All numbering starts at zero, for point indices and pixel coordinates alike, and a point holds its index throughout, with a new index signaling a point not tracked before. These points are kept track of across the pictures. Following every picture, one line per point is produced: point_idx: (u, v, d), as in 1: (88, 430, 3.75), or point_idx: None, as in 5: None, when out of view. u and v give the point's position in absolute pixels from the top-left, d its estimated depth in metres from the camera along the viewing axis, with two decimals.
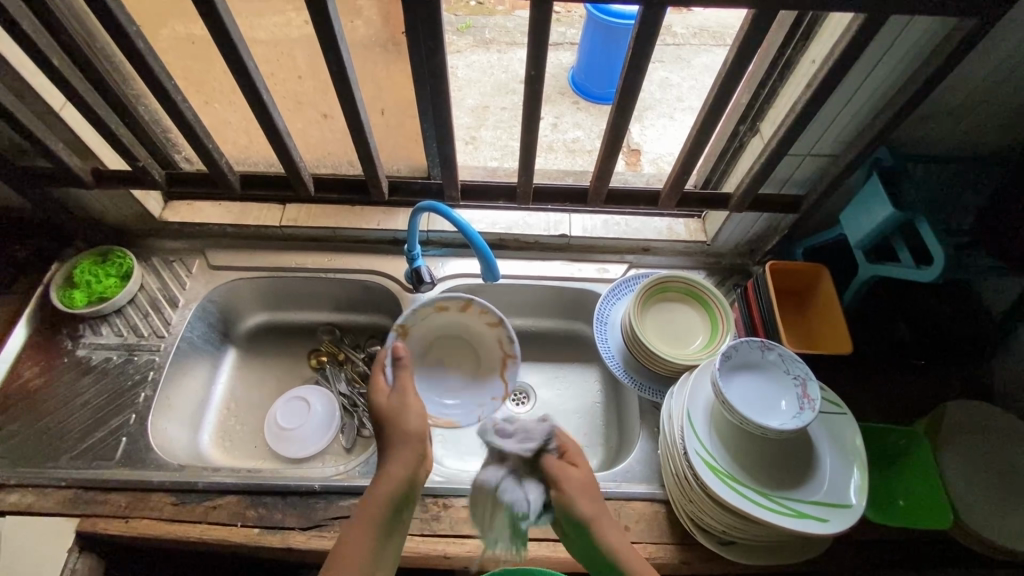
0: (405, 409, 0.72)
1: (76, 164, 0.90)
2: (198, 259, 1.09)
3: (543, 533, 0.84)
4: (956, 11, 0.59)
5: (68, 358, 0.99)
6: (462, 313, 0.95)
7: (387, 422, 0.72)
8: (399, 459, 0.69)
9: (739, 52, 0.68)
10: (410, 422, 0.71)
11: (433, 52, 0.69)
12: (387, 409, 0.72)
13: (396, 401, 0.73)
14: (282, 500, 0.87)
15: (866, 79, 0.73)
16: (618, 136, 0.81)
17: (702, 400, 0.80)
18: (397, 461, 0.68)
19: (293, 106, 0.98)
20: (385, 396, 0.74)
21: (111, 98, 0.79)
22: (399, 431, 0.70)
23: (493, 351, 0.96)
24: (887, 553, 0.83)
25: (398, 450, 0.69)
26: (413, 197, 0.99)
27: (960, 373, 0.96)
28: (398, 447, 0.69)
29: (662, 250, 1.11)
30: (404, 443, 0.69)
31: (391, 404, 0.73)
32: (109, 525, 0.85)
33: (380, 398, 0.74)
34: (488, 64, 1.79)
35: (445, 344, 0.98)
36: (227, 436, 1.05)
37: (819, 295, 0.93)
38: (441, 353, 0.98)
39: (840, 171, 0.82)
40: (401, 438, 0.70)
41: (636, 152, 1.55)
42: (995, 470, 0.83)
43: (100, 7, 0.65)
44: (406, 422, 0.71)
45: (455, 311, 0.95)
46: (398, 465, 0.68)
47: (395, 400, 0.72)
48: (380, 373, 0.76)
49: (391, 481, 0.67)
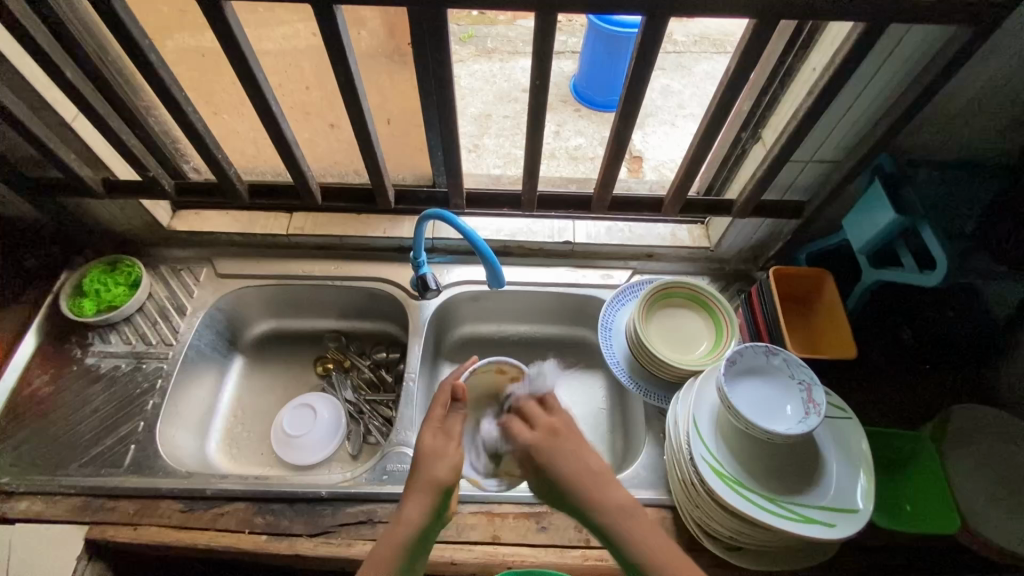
0: (441, 452, 0.63)
1: (87, 174, 0.91)
2: (206, 267, 1.10)
3: (550, 540, 0.84)
4: (954, 20, 0.60)
5: (77, 366, 1.00)
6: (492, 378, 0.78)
7: (420, 461, 0.63)
8: (420, 503, 0.59)
9: (742, 61, 0.69)
10: (441, 469, 0.62)
11: (440, 63, 0.70)
12: (425, 450, 0.63)
13: (439, 439, 0.64)
14: (290, 507, 0.87)
15: (867, 86, 0.74)
16: (621, 144, 0.81)
17: (708, 406, 0.81)
18: (414, 503, 0.59)
19: (300, 116, 0.99)
20: (431, 434, 0.65)
21: (124, 110, 0.80)
22: (427, 475, 0.61)
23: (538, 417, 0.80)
24: (895, 558, 0.83)
25: (422, 495, 0.60)
26: (418, 205, 1.00)
27: (964, 377, 0.96)
28: (424, 488, 0.60)
29: (666, 256, 1.12)
30: (432, 489, 0.60)
31: (432, 441, 0.64)
32: (118, 532, 0.85)
33: (425, 436, 0.65)
34: (491, 73, 1.81)
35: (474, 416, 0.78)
36: (235, 442, 1.06)
37: (824, 300, 0.94)
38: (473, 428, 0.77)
39: (842, 178, 0.83)
40: (426, 480, 0.61)
41: (638, 159, 1.56)
42: (1005, 478, 0.82)
43: (112, 22, 0.66)
44: (437, 469, 0.62)
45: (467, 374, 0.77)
46: (417, 510, 0.59)
47: (439, 446, 0.63)
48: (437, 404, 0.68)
49: (408, 526, 0.58)
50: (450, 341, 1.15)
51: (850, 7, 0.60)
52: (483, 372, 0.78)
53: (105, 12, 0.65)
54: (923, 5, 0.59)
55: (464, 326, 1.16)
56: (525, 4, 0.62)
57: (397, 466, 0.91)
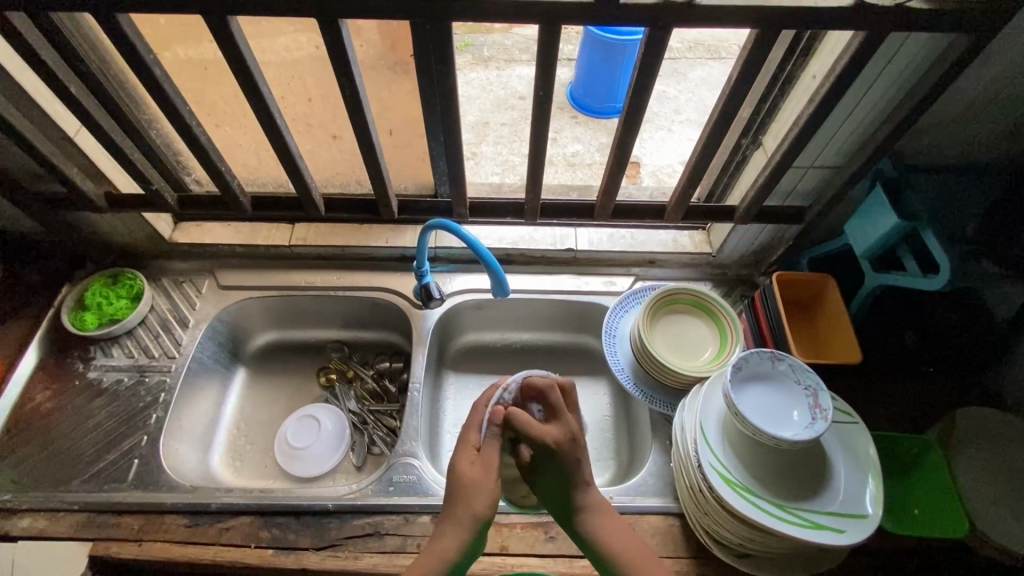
0: (477, 486, 0.64)
1: (89, 188, 0.91)
2: (208, 279, 1.10)
3: (557, 549, 0.84)
4: (954, 29, 0.61)
5: (79, 380, 0.99)
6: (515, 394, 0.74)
7: (458, 490, 0.64)
8: (456, 537, 0.62)
9: (744, 70, 0.69)
10: (478, 504, 0.63)
11: (444, 74, 0.70)
12: (463, 481, 0.64)
13: (478, 471, 0.65)
14: (296, 520, 0.87)
15: (867, 93, 0.74)
16: (624, 152, 0.82)
17: (714, 412, 0.81)
18: (449, 535, 0.63)
19: (303, 127, 1.00)
20: (468, 462, 0.66)
21: (126, 124, 0.80)
22: (464, 509, 0.63)
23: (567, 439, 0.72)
24: (903, 564, 0.83)
25: (459, 527, 0.62)
26: (421, 215, 1.00)
27: (968, 381, 0.96)
28: (462, 521, 0.63)
29: (668, 262, 1.12)
30: (471, 523, 0.63)
31: (473, 472, 0.65)
32: (122, 549, 0.85)
33: (463, 462, 0.66)
34: (488, 81, 1.82)
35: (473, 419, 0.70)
36: (238, 456, 1.05)
37: (827, 305, 0.94)
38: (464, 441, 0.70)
39: (843, 184, 0.84)
40: (466, 514, 0.63)
41: (636, 165, 1.57)
42: (1009, 477, 0.83)
43: (118, 39, 0.66)
44: (476, 503, 0.63)
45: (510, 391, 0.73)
46: (453, 543, 0.62)
47: (479, 480, 0.64)
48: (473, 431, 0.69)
49: (442, 556, 0.62)
50: (453, 350, 1.15)
51: (852, 15, 0.60)
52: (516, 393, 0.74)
53: (109, 27, 0.65)
54: (923, 13, 0.60)
55: (467, 334, 1.16)
56: (529, 16, 0.62)
57: (404, 477, 0.91)
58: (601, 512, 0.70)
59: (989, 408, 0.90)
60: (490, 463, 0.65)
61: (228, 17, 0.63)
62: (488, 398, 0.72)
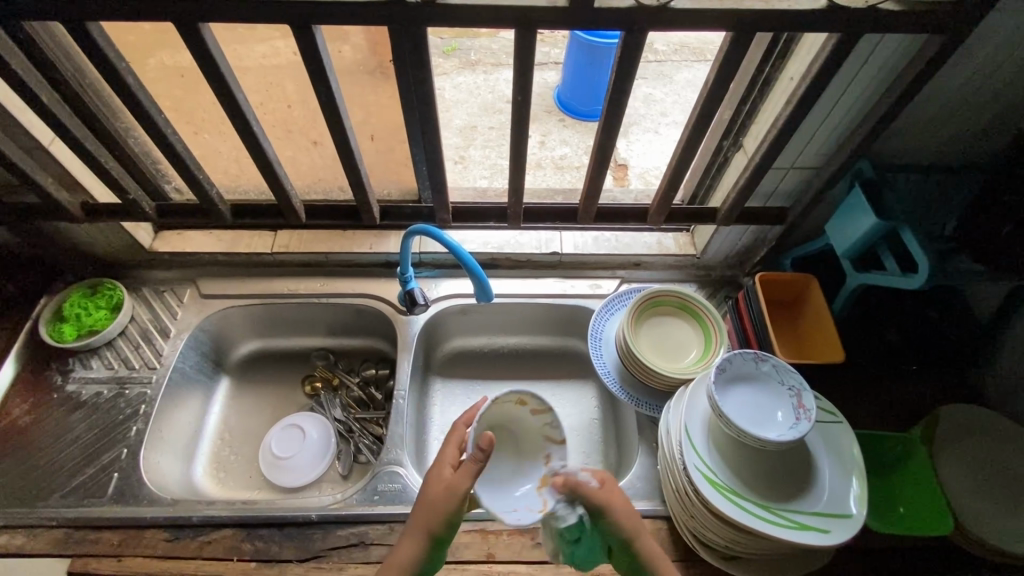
0: (437, 505, 0.64)
1: (65, 199, 0.89)
2: (189, 288, 1.08)
3: (544, 556, 0.83)
4: (926, 29, 0.61)
5: (58, 394, 0.98)
6: (524, 411, 0.70)
7: (424, 504, 0.65)
8: (410, 550, 0.65)
9: (721, 73, 0.69)
10: (434, 521, 0.64)
11: (421, 80, 0.69)
12: (427, 496, 0.65)
13: (442, 492, 0.64)
14: (279, 532, 0.85)
15: (845, 93, 0.75)
16: (605, 154, 0.81)
17: (699, 414, 0.80)
18: (405, 546, 0.65)
19: (283, 134, 1.00)
20: (437, 480, 0.65)
21: (101, 133, 0.79)
22: (421, 522, 0.65)
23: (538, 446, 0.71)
24: (891, 562, 0.83)
25: (416, 540, 0.65)
26: (403, 221, 0.99)
27: (952, 378, 0.97)
28: (417, 534, 0.65)
29: (653, 264, 1.12)
30: (424, 536, 0.64)
31: (439, 491, 0.64)
32: (102, 565, 0.83)
33: (432, 478, 0.66)
34: (475, 85, 1.82)
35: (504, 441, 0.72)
36: (222, 467, 1.03)
37: (809, 304, 0.94)
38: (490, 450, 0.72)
39: (823, 184, 0.84)
40: (421, 526, 0.65)
41: (624, 167, 1.58)
42: (995, 477, 0.84)
43: (88, 47, 0.65)
44: (433, 520, 0.64)
45: (526, 410, 0.70)
46: (408, 554, 0.65)
47: (440, 502, 0.64)
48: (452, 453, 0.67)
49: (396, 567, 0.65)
50: (439, 357, 1.14)
51: (826, 17, 0.61)
52: (502, 403, 0.69)
53: (79, 36, 0.64)
54: (895, 15, 0.60)
55: (453, 340, 1.15)
56: (504, 21, 0.62)
57: (388, 486, 0.90)
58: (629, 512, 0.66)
59: (981, 408, 0.90)
60: (456, 491, 0.63)
61: (200, 24, 0.62)
62: (469, 416, 0.70)
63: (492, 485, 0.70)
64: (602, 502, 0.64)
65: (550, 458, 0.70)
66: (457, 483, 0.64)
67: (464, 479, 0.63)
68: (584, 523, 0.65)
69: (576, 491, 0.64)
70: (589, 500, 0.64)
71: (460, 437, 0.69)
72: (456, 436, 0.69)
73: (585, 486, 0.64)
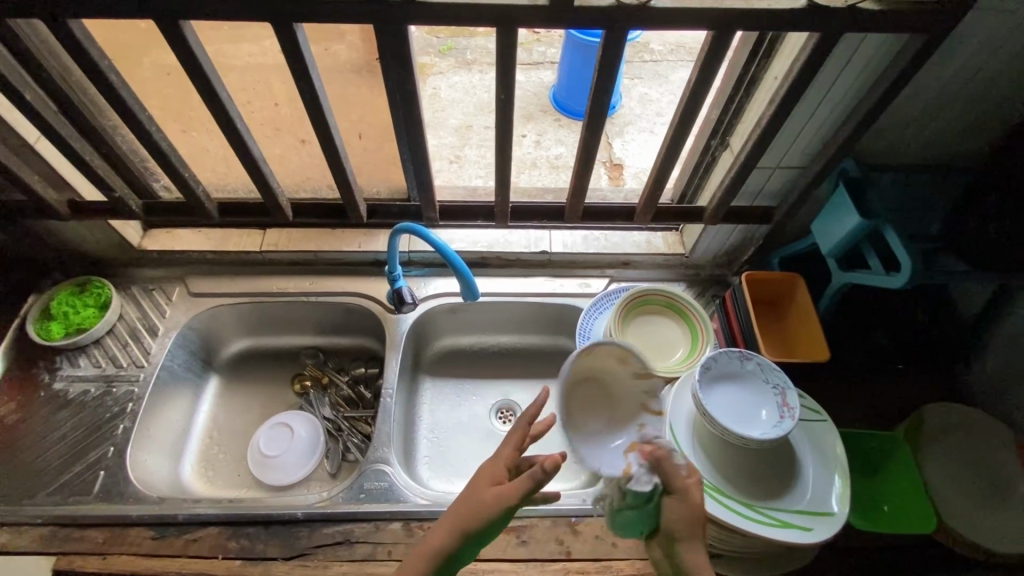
0: (482, 507, 0.61)
1: (51, 196, 0.89)
2: (178, 287, 1.08)
3: (529, 554, 0.83)
4: (904, 28, 0.62)
5: (45, 392, 0.98)
6: (623, 369, 0.78)
7: (468, 497, 0.63)
8: (441, 545, 0.62)
9: (702, 72, 0.70)
10: (475, 524, 0.61)
11: (403, 78, 0.70)
12: (474, 493, 0.63)
13: (490, 493, 0.62)
14: (265, 530, 0.85)
15: (827, 93, 0.75)
16: (590, 154, 0.82)
17: (684, 413, 0.80)
18: (437, 537, 0.62)
19: (271, 132, 1.00)
20: (489, 481, 0.64)
21: (86, 131, 0.79)
22: (460, 519, 0.62)
23: (635, 409, 0.77)
24: (873, 559, 0.83)
25: (449, 538, 0.62)
26: (391, 220, 0.99)
27: (937, 376, 0.97)
28: (452, 530, 0.62)
29: (642, 263, 1.12)
30: (459, 535, 0.62)
31: (489, 491, 0.62)
32: (87, 562, 0.83)
33: (484, 476, 0.65)
34: (471, 85, 1.82)
35: (603, 394, 0.78)
36: (210, 466, 1.03)
37: (796, 303, 0.95)
38: (582, 401, 0.77)
39: (808, 183, 0.84)
40: (459, 523, 0.62)
41: (618, 167, 1.59)
42: (980, 476, 0.84)
43: (69, 45, 0.65)
44: (475, 521, 0.61)
45: (627, 368, 0.77)
46: (437, 546, 0.62)
47: (486, 504, 0.61)
48: (512, 450, 0.66)
49: (422, 558, 0.62)
50: (428, 355, 1.14)
51: (804, 17, 0.61)
52: (605, 357, 0.77)
53: (60, 33, 0.64)
54: (873, 14, 0.60)
55: (442, 339, 1.15)
56: (484, 20, 0.62)
57: (375, 484, 0.90)
58: (689, 515, 0.61)
59: (972, 408, 0.90)
60: (505, 502, 0.61)
61: (181, 22, 0.62)
62: (530, 412, 0.67)
63: (587, 432, 0.76)
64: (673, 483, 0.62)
65: (644, 425, 0.76)
66: (508, 493, 0.61)
67: (513, 490, 0.60)
68: (655, 496, 0.63)
69: (661, 462, 0.62)
70: (667, 476, 0.62)
71: (520, 437, 0.66)
72: (516, 435, 0.66)
73: (661, 461, 0.62)
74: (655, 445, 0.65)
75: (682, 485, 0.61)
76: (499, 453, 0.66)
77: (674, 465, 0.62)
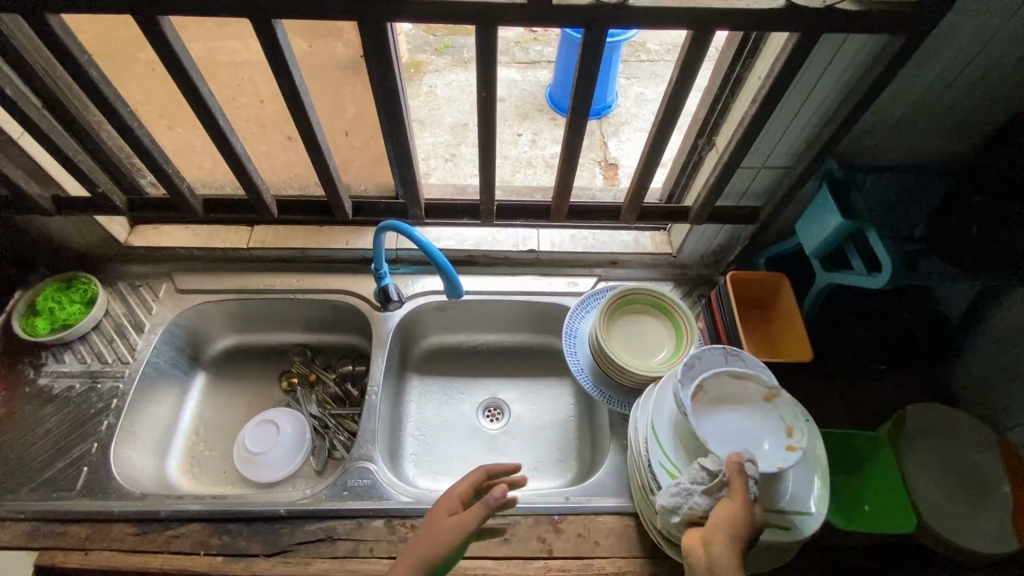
0: (441, 535, 0.65)
1: (35, 191, 0.89)
2: (165, 283, 1.08)
3: (510, 551, 0.84)
4: (882, 28, 0.62)
5: (30, 387, 0.98)
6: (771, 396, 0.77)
7: (430, 529, 0.67)
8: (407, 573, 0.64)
9: (683, 70, 0.70)
10: (436, 551, 0.64)
11: (384, 75, 0.69)
12: (434, 524, 0.67)
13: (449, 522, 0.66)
14: (248, 526, 0.85)
15: (809, 94, 0.75)
16: (574, 152, 0.82)
17: (667, 412, 0.80)
18: (403, 567, 0.64)
19: (258, 129, 0.99)
20: (447, 514, 0.69)
21: (68, 127, 0.79)
22: (422, 548, 0.65)
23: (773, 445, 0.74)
24: (852, 559, 0.83)
25: (413, 566, 0.64)
26: (378, 217, 1.00)
27: (921, 377, 0.98)
28: (416, 558, 0.64)
29: (630, 263, 1.13)
30: (424, 563, 0.64)
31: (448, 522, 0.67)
32: (69, 558, 0.83)
33: (443, 511, 0.69)
34: (467, 83, 1.81)
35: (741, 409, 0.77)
36: (195, 462, 1.03)
37: (782, 303, 0.95)
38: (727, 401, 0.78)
39: (793, 183, 0.84)
40: (422, 553, 0.65)
41: (613, 167, 1.59)
42: (961, 477, 0.84)
43: (46, 39, 0.65)
44: (436, 549, 0.64)
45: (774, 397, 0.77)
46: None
47: (446, 532, 0.65)
48: (466, 490, 0.72)
49: None
50: (416, 353, 1.14)
51: (782, 16, 0.61)
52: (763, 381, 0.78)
53: (39, 29, 0.64)
54: (851, 14, 0.60)
55: (430, 336, 1.15)
56: (464, 18, 0.62)
57: (358, 482, 0.90)
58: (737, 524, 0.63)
59: (956, 409, 0.90)
60: (463, 527, 0.65)
61: (159, 18, 0.62)
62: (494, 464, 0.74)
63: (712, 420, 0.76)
64: (735, 487, 0.65)
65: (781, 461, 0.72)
66: (466, 520, 0.65)
67: (471, 516, 0.65)
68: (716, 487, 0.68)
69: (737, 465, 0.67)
70: (734, 478, 0.67)
71: (477, 479, 0.73)
72: (472, 474, 0.73)
73: (735, 468, 0.67)
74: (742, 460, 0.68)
75: (742, 492, 0.65)
76: (453, 488, 0.72)
77: (745, 477, 0.67)
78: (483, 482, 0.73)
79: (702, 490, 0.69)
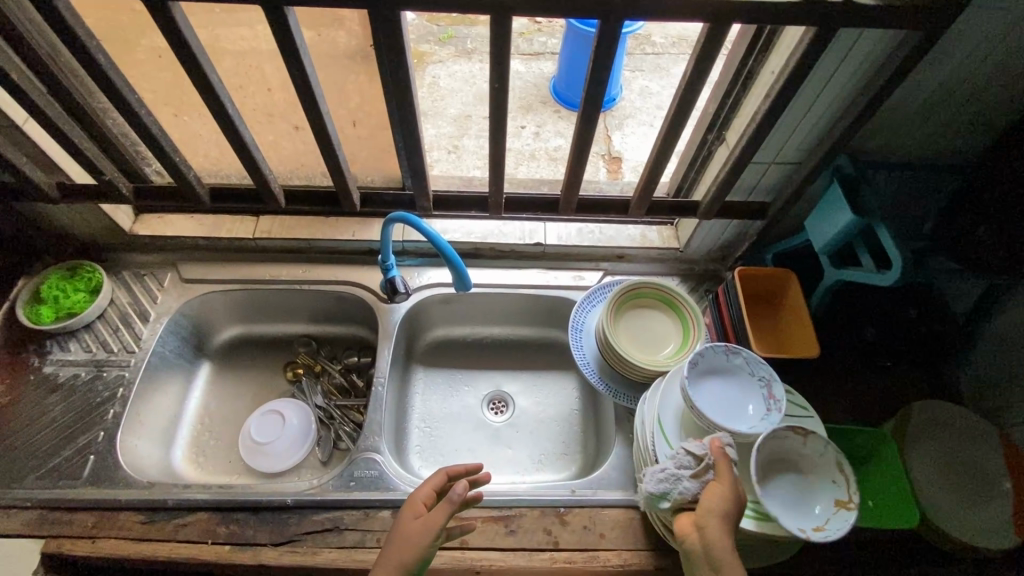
0: (412, 539, 0.66)
1: (40, 178, 0.88)
2: (170, 272, 1.08)
3: (517, 543, 0.84)
4: (901, 23, 0.61)
5: (34, 375, 0.97)
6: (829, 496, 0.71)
7: (399, 537, 0.67)
8: None
9: (699, 64, 0.69)
10: (410, 555, 0.65)
11: (397, 65, 0.69)
12: (402, 530, 0.67)
13: (418, 525, 0.67)
14: (255, 516, 0.86)
15: (824, 89, 0.75)
16: (584, 145, 0.81)
17: (672, 407, 0.80)
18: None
19: (265, 119, 0.99)
20: (413, 517, 0.69)
21: (73, 113, 0.78)
22: (395, 555, 0.65)
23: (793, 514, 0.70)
24: (856, 553, 0.84)
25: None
26: (385, 209, 0.99)
27: (927, 374, 0.98)
28: (391, 565, 0.65)
29: (637, 257, 1.12)
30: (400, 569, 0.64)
31: (415, 525, 0.67)
32: (76, 546, 0.83)
33: (408, 516, 0.69)
34: (470, 74, 1.80)
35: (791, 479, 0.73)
36: (201, 452, 1.03)
37: (789, 299, 0.95)
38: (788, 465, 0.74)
39: (804, 179, 0.84)
40: (395, 559, 0.65)
41: (617, 160, 1.58)
42: (965, 475, 0.85)
43: (55, 23, 0.64)
44: (409, 554, 0.65)
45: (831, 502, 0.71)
46: None
47: (416, 535, 0.66)
48: (427, 493, 0.72)
49: None
50: (422, 345, 1.14)
51: (801, 10, 0.60)
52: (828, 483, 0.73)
53: (47, 12, 0.63)
54: (870, 9, 0.60)
55: (436, 329, 1.15)
56: (479, 7, 0.62)
57: (365, 473, 0.90)
58: (726, 504, 0.64)
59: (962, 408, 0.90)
60: (432, 526, 0.66)
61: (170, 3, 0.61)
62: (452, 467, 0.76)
63: (726, 411, 0.77)
64: (721, 471, 0.66)
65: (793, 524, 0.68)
66: (433, 519, 0.67)
67: (438, 514, 0.67)
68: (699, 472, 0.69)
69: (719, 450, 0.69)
70: (720, 463, 0.67)
71: (436, 482, 0.74)
72: (432, 478, 0.74)
73: (719, 452, 0.68)
74: (721, 444, 0.70)
75: (728, 475, 0.66)
76: (415, 494, 0.72)
77: (727, 460, 0.68)
78: (443, 484, 0.74)
79: (691, 475, 0.69)
